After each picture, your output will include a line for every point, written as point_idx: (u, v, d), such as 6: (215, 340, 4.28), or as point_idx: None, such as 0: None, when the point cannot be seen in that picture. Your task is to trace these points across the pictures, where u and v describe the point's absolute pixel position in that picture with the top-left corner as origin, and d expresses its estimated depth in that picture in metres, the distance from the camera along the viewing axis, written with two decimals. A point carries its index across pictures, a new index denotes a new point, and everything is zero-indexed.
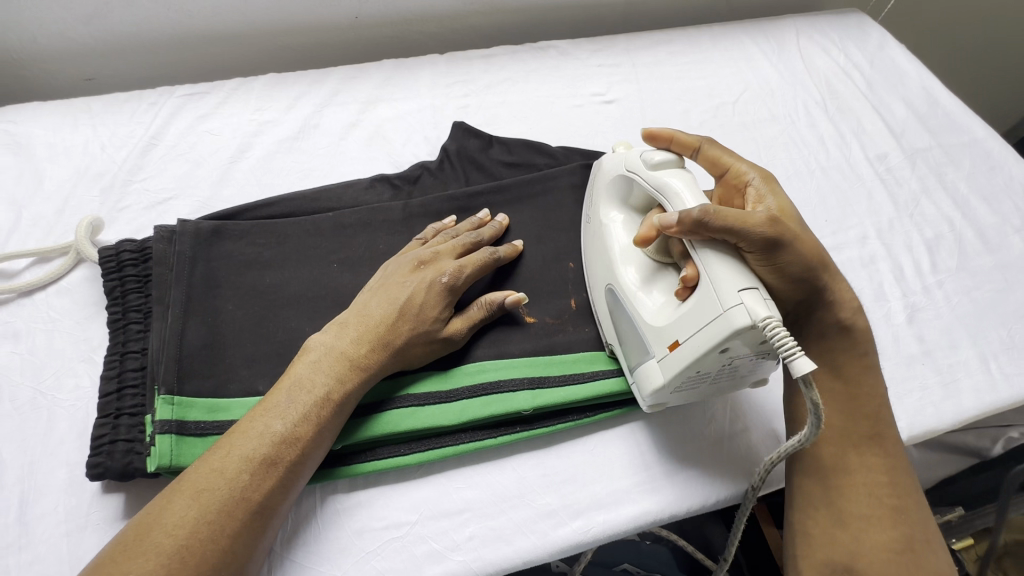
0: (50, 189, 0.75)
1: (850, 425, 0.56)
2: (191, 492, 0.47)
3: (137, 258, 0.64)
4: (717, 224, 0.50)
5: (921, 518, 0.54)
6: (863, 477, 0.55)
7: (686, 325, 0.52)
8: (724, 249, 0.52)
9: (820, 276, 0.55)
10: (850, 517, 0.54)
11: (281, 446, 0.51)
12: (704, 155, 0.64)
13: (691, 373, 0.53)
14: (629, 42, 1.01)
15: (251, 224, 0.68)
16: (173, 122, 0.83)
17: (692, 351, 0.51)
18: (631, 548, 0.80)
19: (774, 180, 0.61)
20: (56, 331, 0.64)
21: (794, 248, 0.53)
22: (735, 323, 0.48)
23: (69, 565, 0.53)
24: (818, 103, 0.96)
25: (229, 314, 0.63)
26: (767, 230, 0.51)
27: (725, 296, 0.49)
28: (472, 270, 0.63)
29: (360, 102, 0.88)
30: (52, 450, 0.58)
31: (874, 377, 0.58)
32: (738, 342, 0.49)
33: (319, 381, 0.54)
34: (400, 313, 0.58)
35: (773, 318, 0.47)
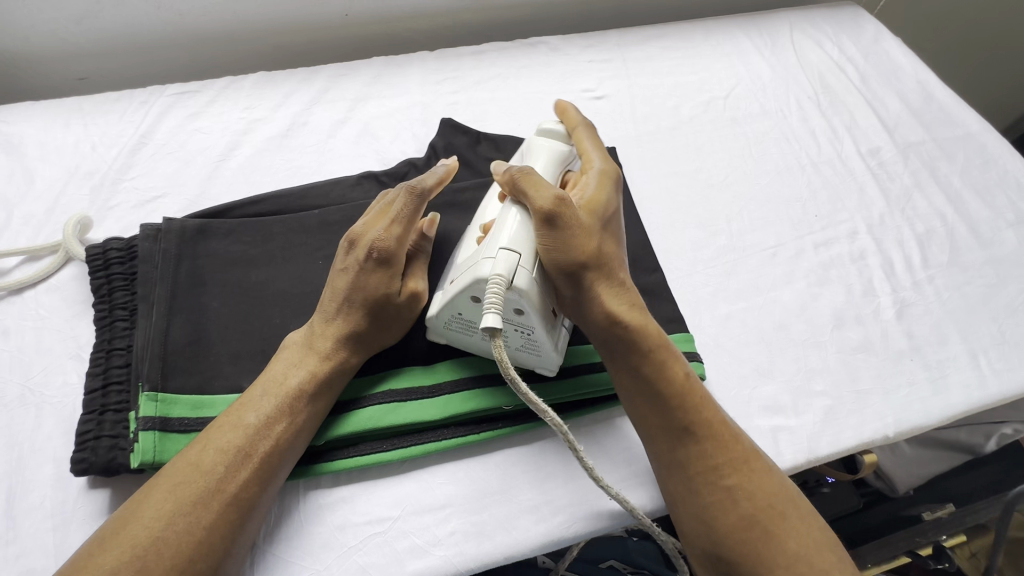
0: (41, 188, 0.76)
1: (661, 406, 0.55)
2: (167, 486, 0.48)
3: (124, 255, 0.65)
4: (520, 181, 0.56)
5: (759, 486, 0.53)
6: (694, 466, 0.54)
7: (460, 270, 0.57)
8: (523, 210, 0.56)
9: (591, 274, 0.55)
10: (697, 505, 0.53)
11: (256, 438, 0.51)
12: (574, 138, 0.67)
13: (452, 314, 0.57)
14: (620, 37, 1.01)
15: (237, 221, 0.69)
16: (164, 120, 0.83)
17: (452, 289, 0.56)
18: (617, 546, 0.78)
19: (613, 180, 0.63)
20: (45, 329, 0.65)
21: (568, 231, 0.55)
22: (480, 272, 0.53)
23: (54, 559, 0.53)
24: (811, 97, 0.95)
25: (214, 311, 0.63)
26: (547, 206, 0.54)
27: (489, 249, 0.54)
28: (398, 227, 0.59)
29: (349, 100, 0.88)
30: (39, 445, 0.58)
31: (676, 366, 0.57)
32: (481, 290, 0.54)
33: (293, 376, 0.55)
34: (347, 303, 0.58)
35: (502, 279, 0.51)
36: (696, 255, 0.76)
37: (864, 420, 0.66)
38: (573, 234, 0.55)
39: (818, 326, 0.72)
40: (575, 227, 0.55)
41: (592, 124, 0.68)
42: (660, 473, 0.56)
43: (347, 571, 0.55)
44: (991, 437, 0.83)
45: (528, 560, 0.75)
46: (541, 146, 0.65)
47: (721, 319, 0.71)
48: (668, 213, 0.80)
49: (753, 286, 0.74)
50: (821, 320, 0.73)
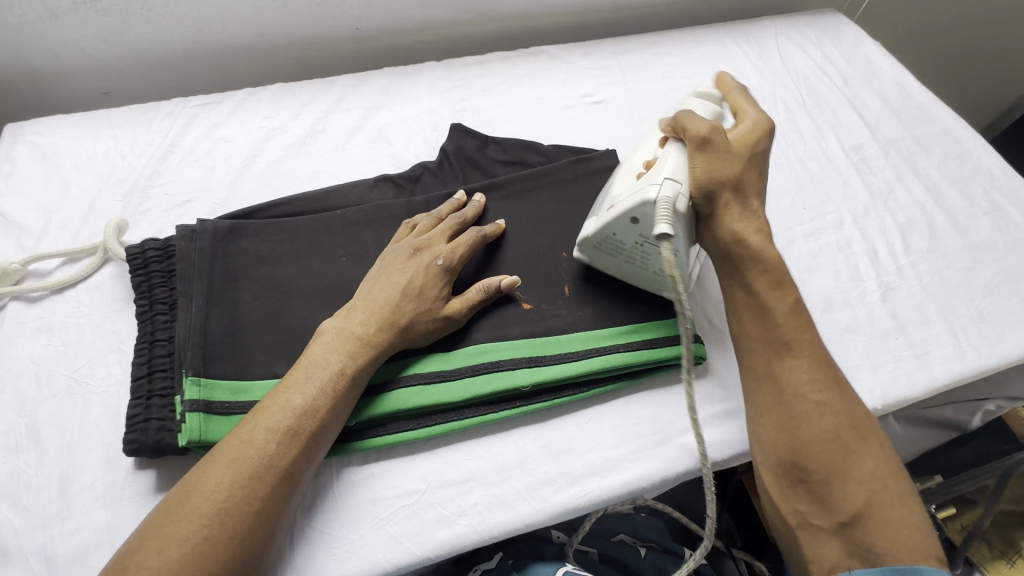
0: (76, 195, 0.80)
1: (767, 334, 0.61)
2: (224, 463, 0.52)
3: (161, 255, 0.70)
4: (676, 121, 0.66)
5: (851, 410, 0.58)
6: (791, 380, 0.59)
7: (625, 194, 0.66)
8: (677, 142, 0.66)
9: (725, 191, 0.63)
10: (780, 415, 0.58)
11: (302, 417, 0.56)
12: (732, 99, 0.75)
13: (606, 235, 0.67)
14: (616, 46, 1.07)
15: (265, 222, 0.73)
16: (189, 130, 0.88)
17: (615, 211, 0.65)
18: (626, 521, 0.83)
19: (766, 133, 0.69)
20: (87, 325, 0.69)
21: (713, 152, 0.64)
22: (647, 196, 0.62)
23: (107, 535, 0.57)
24: (797, 99, 1.02)
25: (247, 305, 0.68)
26: (704, 132, 0.64)
27: (655, 177, 0.63)
28: (463, 251, 0.68)
29: (363, 109, 0.93)
30: (88, 431, 0.63)
31: (790, 292, 0.63)
32: (644, 213, 0.63)
33: (333, 360, 0.59)
34: (403, 296, 0.64)
35: (666, 198, 0.61)
36: None
37: None
38: (716, 159, 0.64)
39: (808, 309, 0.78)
40: (719, 151, 0.64)
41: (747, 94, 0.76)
42: (751, 387, 0.62)
43: (379, 540, 0.59)
44: (977, 412, 0.87)
45: (543, 535, 0.78)
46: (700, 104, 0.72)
47: None
48: None
49: None
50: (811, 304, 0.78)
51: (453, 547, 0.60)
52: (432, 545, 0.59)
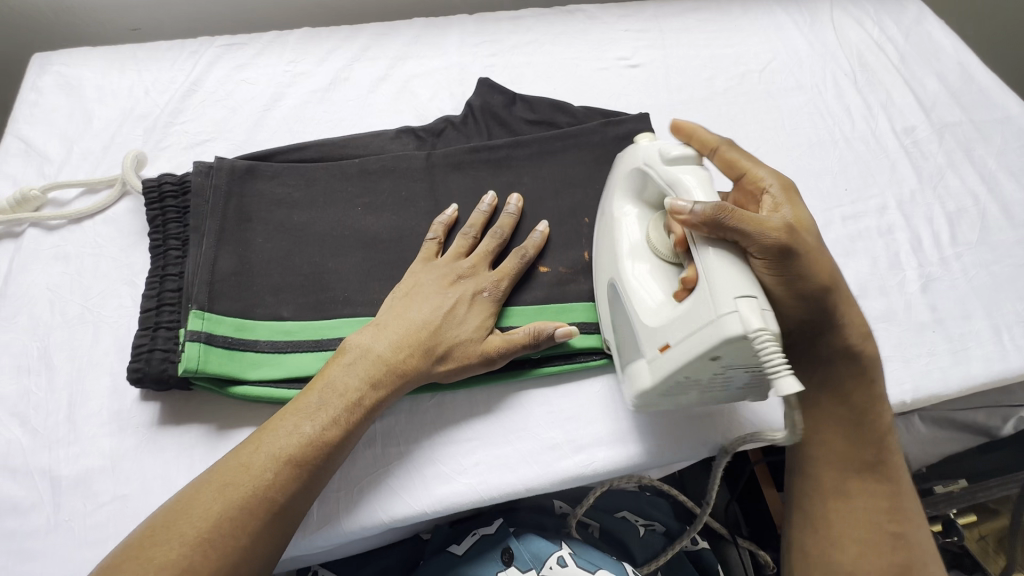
0: (98, 127, 0.80)
1: (852, 421, 0.58)
2: (218, 485, 0.50)
3: (177, 191, 0.69)
4: (733, 224, 0.49)
5: (920, 539, 0.57)
6: (861, 504, 0.57)
7: (679, 329, 0.52)
8: (728, 250, 0.50)
9: (825, 296, 0.55)
10: (844, 533, 0.57)
11: (308, 446, 0.53)
12: (722, 156, 0.61)
13: (680, 377, 0.53)
14: (658, 9, 1.01)
15: (282, 166, 0.72)
16: (213, 70, 0.87)
17: (681, 356, 0.51)
18: (630, 498, 0.81)
19: (794, 191, 0.58)
20: (102, 256, 0.69)
21: (804, 262, 0.52)
22: (727, 332, 0.47)
23: (110, 461, 0.58)
24: (848, 74, 0.95)
25: (259, 246, 0.67)
26: (779, 237, 0.50)
27: (721, 303, 0.48)
28: (507, 282, 0.64)
29: (389, 59, 0.91)
30: (97, 359, 0.63)
31: (881, 409, 0.58)
32: (729, 350, 0.48)
33: (352, 386, 0.56)
34: (443, 326, 0.60)
35: (766, 330, 0.46)
36: None
37: None
38: (808, 262, 0.53)
39: None
40: (811, 256, 0.53)
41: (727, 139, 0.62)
42: (804, 461, 0.60)
43: (380, 490, 0.59)
44: (1009, 419, 0.82)
45: (545, 506, 0.77)
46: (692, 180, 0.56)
47: None
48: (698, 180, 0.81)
49: None
50: None
51: (451, 504, 0.59)
52: (429, 501, 0.59)
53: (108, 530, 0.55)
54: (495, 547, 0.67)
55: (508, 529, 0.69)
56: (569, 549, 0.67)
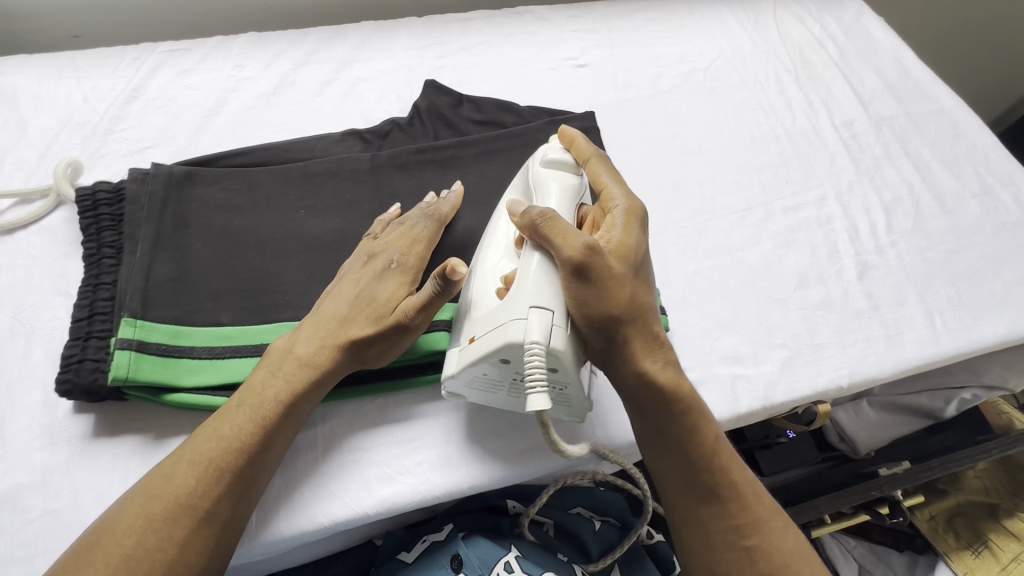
0: (34, 136, 0.78)
1: (675, 450, 0.56)
2: (142, 499, 0.50)
3: (112, 198, 0.68)
4: (543, 228, 0.52)
5: (779, 545, 0.57)
6: (715, 527, 0.56)
7: (483, 324, 0.54)
8: (545, 257, 0.53)
9: (623, 327, 0.52)
10: (705, 558, 0.57)
11: (228, 449, 0.52)
12: (590, 169, 0.62)
13: (477, 373, 0.55)
14: (606, 9, 1.03)
15: (223, 171, 0.72)
16: (155, 76, 0.86)
17: (479, 350, 0.53)
18: (586, 494, 0.81)
19: (640, 213, 0.57)
20: (35, 267, 0.68)
21: (598, 287, 0.51)
22: (510, 336, 0.50)
23: (40, 476, 0.56)
24: (790, 70, 0.98)
25: (197, 252, 0.66)
26: (580, 256, 0.50)
27: (517, 308, 0.51)
28: (419, 249, 0.64)
29: (337, 62, 0.90)
30: (29, 372, 0.61)
31: (705, 428, 0.56)
32: (516, 354, 0.51)
33: (268, 387, 0.56)
34: (354, 307, 0.59)
35: (538, 345, 0.49)
36: (669, 215, 0.80)
37: (820, 370, 0.69)
38: (602, 290, 0.51)
39: (781, 284, 0.75)
40: (608, 282, 0.51)
41: (605, 155, 0.64)
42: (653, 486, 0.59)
43: (316, 498, 0.58)
44: (951, 401, 0.84)
45: (499, 506, 0.76)
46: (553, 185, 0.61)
47: (688, 275, 0.75)
48: (643, 176, 0.83)
49: (722, 246, 0.78)
50: (785, 280, 0.76)
51: (392, 505, 0.58)
52: (370, 502, 0.58)
53: (37, 546, 0.53)
54: (444, 552, 0.67)
55: (458, 533, 0.69)
56: (516, 553, 0.67)
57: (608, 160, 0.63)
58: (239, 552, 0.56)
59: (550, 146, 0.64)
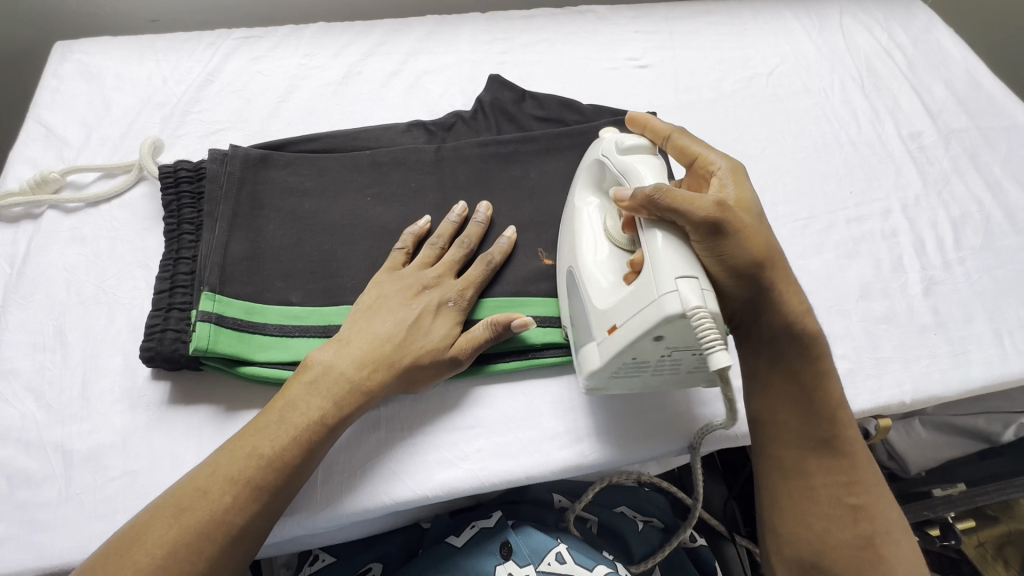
0: (116, 114, 0.82)
1: (804, 401, 0.58)
2: (174, 512, 0.49)
3: (192, 176, 0.70)
4: (665, 203, 0.51)
5: (882, 512, 0.57)
6: (820, 481, 0.57)
7: (625, 309, 0.53)
8: (669, 230, 0.52)
9: (765, 274, 0.55)
10: (807, 512, 0.57)
11: (267, 467, 0.52)
12: (674, 144, 0.63)
13: (626, 358, 0.54)
14: (668, 11, 1.02)
15: (295, 155, 0.74)
16: (230, 61, 0.89)
17: (626, 335, 0.52)
18: (629, 493, 0.82)
19: (743, 173, 0.61)
20: (118, 239, 0.71)
21: (738, 237, 0.53)
22: (666, 311, 0.48)
23: (121, 437, 0.59)
24: (855, 79, 0.96)
25: (270, 233, 0.68)
26: (713, 214, 0.52)
27: (663, 283, 0.49)
28: (473, 289, 0.65)
29: (402, 54, 0.92)
30: (111, 338, 0.64)
31: (831, 380, 0.58)
32: (671, 330, 0.50)
33: (313, 405, 0.56)
34: (407, 336, 0.60)
35: (704, 309, 0.48)
36: None
37: (882, 385, 0.68)
38: (743, 238, 0.54)
39: (843, 295, 0.74)
40: (746, 232, 0.54)
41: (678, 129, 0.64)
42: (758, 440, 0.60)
43: (382, 476, 0.60)
44: (1010, 425, 0.82)
45: (544, 499, 0.77)
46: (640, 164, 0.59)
47: None
48: None
49: (783, 253, 0.77)
50: (847, 291, 0.75)
51: (453, 490, 0.60)
52: (431, 485, 0.60)
53: (118, 504, 0.56)
54: (493, 539, 0.68)
55: (506, 521, 0.70)
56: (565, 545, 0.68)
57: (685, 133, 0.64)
58: (306, 521, 0.58)
59: (621, 134, 0.62)
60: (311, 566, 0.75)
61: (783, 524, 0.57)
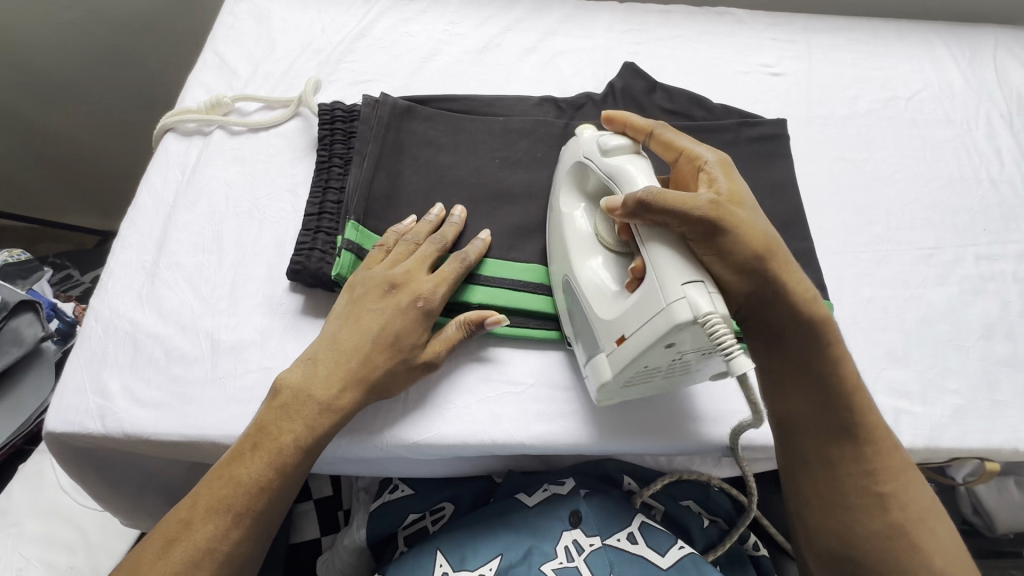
0: (279, 55, 0.89)
1: (814, 387, 0.58)
2: (161, 544, 0.53)
3: (346, 116, 0.77)
4: (659, 206, 0.53)
5: (913, 498, 0.57)
6: (845, 469, 0.58)
7: (633, 319, 0.55)
8: (667, 235, 0.54)
9: (768, 267, 0.55)
10: (831, 506, 0.58)
11: (246, 494, 0.55)
12: (658, 139, 0.65)
13: (639, 367, 0.56)
14: (808, 22, 1.01)
15: (437, 111, 0.79)
16: (382, 19, 0.95)
17: (636, 346, 0.54)
18: (697, 489, 0.82)
19: (730, 167, 0.61)
20: (272, 164, 0.78)
21: (731, 235, 0.54)
22: (676, 318, 0.51)
23: (260, 337, 0.66)
24: (1003, 116, 0.91)
25: (407, 178, 0.73)
26: (711, 211, 0.53)
27: (671, 291, 0.52)
28: (446, 289, 0.64)
29: (540, 32, 0.96)
30: (259, 249, 0.71)
31: (843, 364, 0.59)
32: (681, 337, 0.52)
33: (287, 429, 0.57)
34: (377, 342, 0.61)
35: (715, 314, 0.50)
36: (849, 238, 0.78)
37: (996, 427, 0.66)
38: (739, 235, 0.54)
39: (963, 331, 0.72)
40: (743, 227, 0.54)
41: (662, 124, 0.66)
42: (777, 432, 0.61)
43: (484, 415, 0.65)
44: None
45: (613, 478, 0.78)
46: (624, 163, 0.61)
47: (863, 300, 0.73)
48: (826, 194, 0.81)
49: (901, 279, 0.75)
50: (968, 327, 0.72)
51: (548, 442, 0.64)
52: (528, 434, 0.64)
53: (253, 394, 0.63)
54: (564, 506, 0.71)
55: (580, 492, 0.72)
56: (637, 526, 0.71)
57: (669, 128, 0.65)
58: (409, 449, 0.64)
59: (604, 135, 0.64)
60: (390, 494, 0.80)
61: (811, 522, 0.59)
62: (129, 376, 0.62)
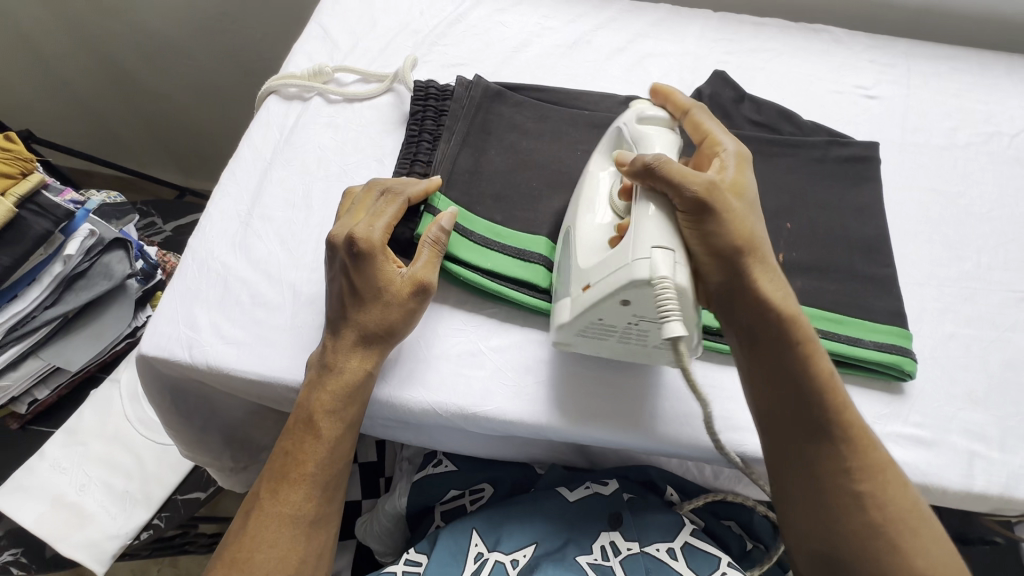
0: (379, 32, 0.93)
1: (790, 381, 0.56)
2: (246, 511, 0.60)
3: (439, 95, 0.80)
4: (661, 173, 0.55)
5: (895, 497, 0.54)
6: (822, 465, 0.56)
7: (600, 271, 0.56)
8: (660, 202, 0.56)
9: (743, 257, 0.56)
10: (809, 500, 0.56)
11: (300, 458, 0.60)
12: (691, 120, 0.65)
13: (594, 319, 0.58)
14: (910, 47, 0.97)
15: (525, 99, 0.80)
16: (478, 6, 0.97)
17: (596, 294, 0.56)
18: (741, 512, 0.80)
19: (746, 160, 0.61)
20: (362, 134, 0.82)
21: (720, 219, 0.55)
22: (634, 274, 0.53)
23: None
24: None
25: (490, 159, 0.75)
26: (700, 193, 0.54)
27: (637, 250, 0.53)
28: (388, 218, 0.64)
29: (631, 34, 0.96)
30: None
31: (820, 359, 0.57)
32: (637, 294, 0.54)
33: (314, 400, 0.60)
34: (349, 285, 0.62)
35: (670, 281, 0.52)
36: (934, 271, 0.75)
37: None
38: (725, 221, 0.55)
39: None
40: (730, 216, 0.55)
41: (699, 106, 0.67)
42: (758, 423, 0.59)
43: (539, 397, 0.65)
44: None
45: (655, 486, 0.77)
46: (653, 133, 0.63)
47: (944, 336, 0.70)
48: (914, 223, 0.78)
49: (989, 320, 0.71)
50: None
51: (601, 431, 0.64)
52: (582, 422, 0.64)
53: None
54: (604, 510, 0.70)
55: (623, 497, 0.71)
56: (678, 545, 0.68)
57: (705, 110, 0.66)
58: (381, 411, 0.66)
59: (644, 106, 0.65)
60: (433, 468, 0.82)
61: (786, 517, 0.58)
62: (215, 313, 0.67)
